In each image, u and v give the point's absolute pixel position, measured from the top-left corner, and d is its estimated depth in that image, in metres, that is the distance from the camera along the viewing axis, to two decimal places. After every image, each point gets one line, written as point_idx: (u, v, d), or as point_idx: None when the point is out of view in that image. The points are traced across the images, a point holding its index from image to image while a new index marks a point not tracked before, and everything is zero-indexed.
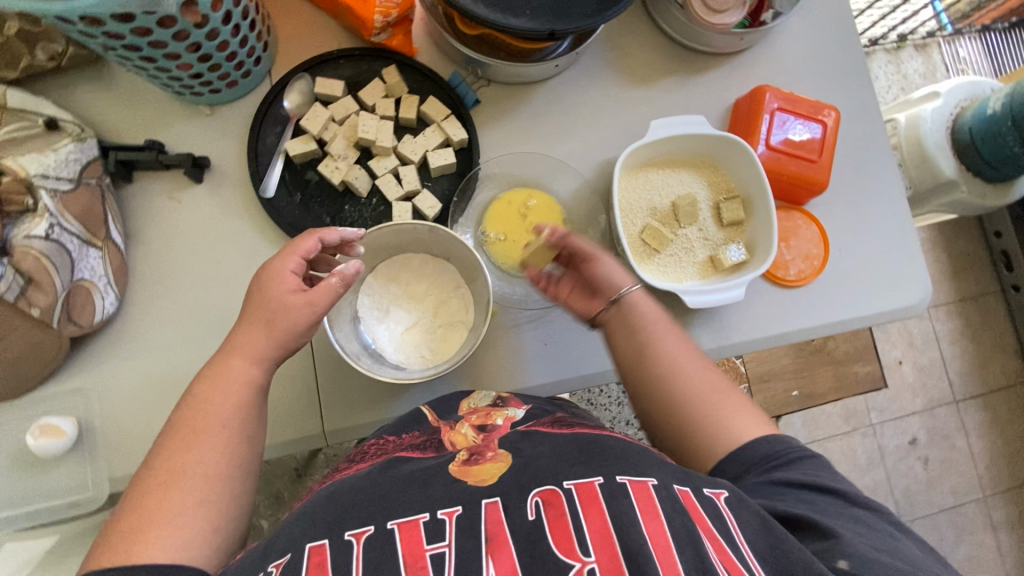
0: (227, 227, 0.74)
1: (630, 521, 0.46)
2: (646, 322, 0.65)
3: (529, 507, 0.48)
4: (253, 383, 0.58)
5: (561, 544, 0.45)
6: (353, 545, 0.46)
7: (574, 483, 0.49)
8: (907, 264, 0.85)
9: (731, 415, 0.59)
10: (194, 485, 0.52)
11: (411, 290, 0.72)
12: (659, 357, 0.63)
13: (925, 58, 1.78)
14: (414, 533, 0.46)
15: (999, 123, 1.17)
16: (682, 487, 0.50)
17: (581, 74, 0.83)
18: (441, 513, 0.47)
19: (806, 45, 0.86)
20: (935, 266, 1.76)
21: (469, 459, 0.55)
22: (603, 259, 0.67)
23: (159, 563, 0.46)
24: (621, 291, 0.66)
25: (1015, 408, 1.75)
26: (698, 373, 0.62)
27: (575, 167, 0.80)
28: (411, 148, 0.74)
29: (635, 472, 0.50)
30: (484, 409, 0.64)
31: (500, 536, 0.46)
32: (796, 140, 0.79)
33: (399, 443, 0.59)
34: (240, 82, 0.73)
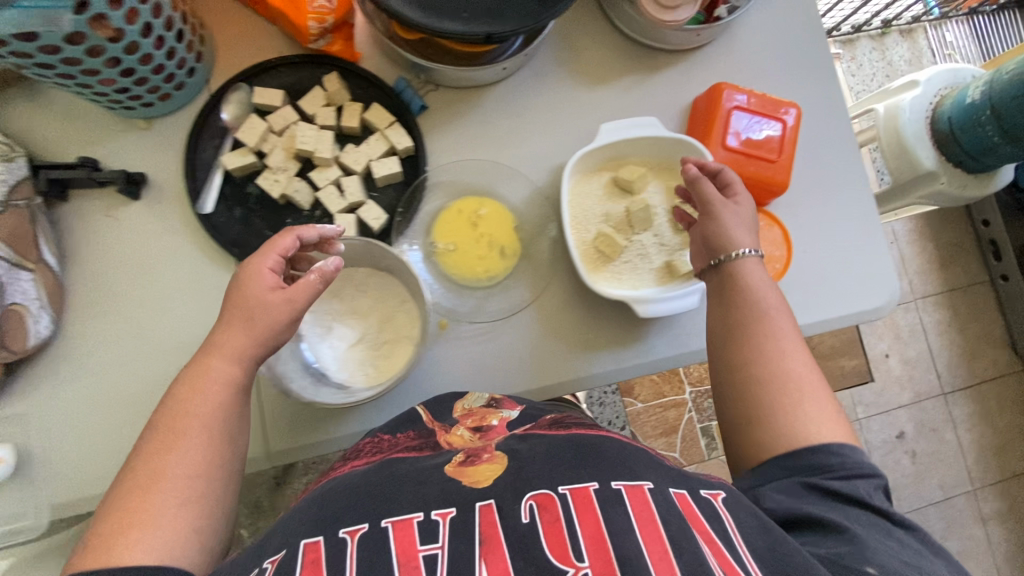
0: (166, 244, 0.71)
1: (619, 523, 0.47)
2: (762, 296, 0.64)
3: (523, 509, 0.49)
4: (233, 384, 0.57)
5: (555, 548, 0.46)
6: (347, 543, 0.47)
7: (569, 487, 0.50)
8: (873, 264, 0.83)
9: (817, 410, 0.57)
10: (175, 486, 0.51)
11: (355, 306, 0.70)
12: (756, 330, 0.62)
13: (912, 43, 1.74)
14: (408, 532, 0.47)
15: (978, 112, 1.13)
16: (676, 489, 0.51)
17: (533, 75, 0.80)
18: (435, 513, 0.48)
19: (767, 40, 0.83)
20: (922, 257, 1.73)
21: (465, 461, 0.55)
22: (726, 212, 0.67)
23: (141, 565, 0.46)
24: (730, 254, 0.66)
25: (1006, 399, 1.72)
26: (791, 352, 0.60)
27: (528, 173, 0.78)
28: (354, 158, 0.72)
29: (627, 477, 0.52)
30: (479, 412, 0.64)
31: (494, 538, 0.47)
32: (754, 140, 0.76)
33: (400, 445, 0.60)
34: (173, 95, 0.70)
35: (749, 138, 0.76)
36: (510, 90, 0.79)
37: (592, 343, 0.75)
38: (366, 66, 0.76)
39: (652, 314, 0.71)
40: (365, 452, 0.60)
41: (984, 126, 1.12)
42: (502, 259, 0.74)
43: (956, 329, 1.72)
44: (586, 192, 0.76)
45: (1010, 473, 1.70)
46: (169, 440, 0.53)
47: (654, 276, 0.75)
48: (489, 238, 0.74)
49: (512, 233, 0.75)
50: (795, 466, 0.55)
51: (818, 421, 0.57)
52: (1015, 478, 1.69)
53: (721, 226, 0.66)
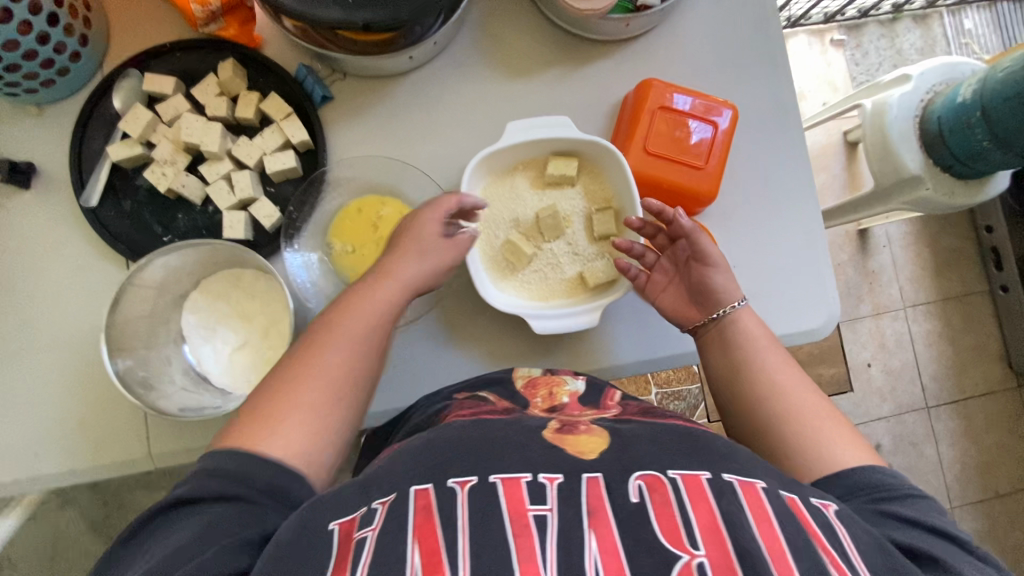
0: (55, 236, 0.69)
1: (737, 516, 0.42)
2: (755, 340, 0.62)
3: (631, 489, 0.44)
4: (393, 309, 0.60)
5: (669, 534, 0.42)
6: (457, 492, 0.44)
7: (680, 473, 0.46)
8: (810, 285, 0.76)
9: (832, 438, 0.54)
10: (325, 386, 0.54)
11: (240, 309, 0.67)
12: (752, 374, 0.60)
13: (925, 30, 1.52)
14: (518, 491, 0.44)
15: (968, 113, 1.00)
16: (788, 492, 0.45)
17: (449, 65, 0.74)
18: (543, 476, 0.45)
19: (710, 33, 0.76)
20: (917, 264, 1.61)
21: (561, 429, 0.52)
22: (717, 266, 0.64)
23: (270, 456, 0.48)
24: (725, 308, 0.63)
25: (997, 415, 1.60)
26: (795, 390, 0.58)
27: (437, 173, 0.73)
28: (247, 152, 0.69)
29: (742, 472, 0.46)
30: (547, 380, 0.65)
31: (602, 511, 0.43)
32: (679, 144, 0.70)
33: (484, 406, 0.58)
34: (57, 81, 0.67)
35: (673, 143, 0.70)
36: (423, 80, 0.74)
37: (494, 355, 0.71)
38: (268, 52, 0.71)
39: (549, 331, 0.66)
40: (454, 411, 0.58)
41: (975, 129, 0.99)
42: None
43: (946, 339, 1.60)
44: (496, 196, 0.71)
45: (996, 491, 1.57)
46: (337, 327, 0.57)
47: (563, 287, 0.71)
48: None
49: None
50: (846, 485, 0.50)
51: (844, 445, 0.53)
52: (999, 498, 1.56)
53: (718, 278, 0.64)
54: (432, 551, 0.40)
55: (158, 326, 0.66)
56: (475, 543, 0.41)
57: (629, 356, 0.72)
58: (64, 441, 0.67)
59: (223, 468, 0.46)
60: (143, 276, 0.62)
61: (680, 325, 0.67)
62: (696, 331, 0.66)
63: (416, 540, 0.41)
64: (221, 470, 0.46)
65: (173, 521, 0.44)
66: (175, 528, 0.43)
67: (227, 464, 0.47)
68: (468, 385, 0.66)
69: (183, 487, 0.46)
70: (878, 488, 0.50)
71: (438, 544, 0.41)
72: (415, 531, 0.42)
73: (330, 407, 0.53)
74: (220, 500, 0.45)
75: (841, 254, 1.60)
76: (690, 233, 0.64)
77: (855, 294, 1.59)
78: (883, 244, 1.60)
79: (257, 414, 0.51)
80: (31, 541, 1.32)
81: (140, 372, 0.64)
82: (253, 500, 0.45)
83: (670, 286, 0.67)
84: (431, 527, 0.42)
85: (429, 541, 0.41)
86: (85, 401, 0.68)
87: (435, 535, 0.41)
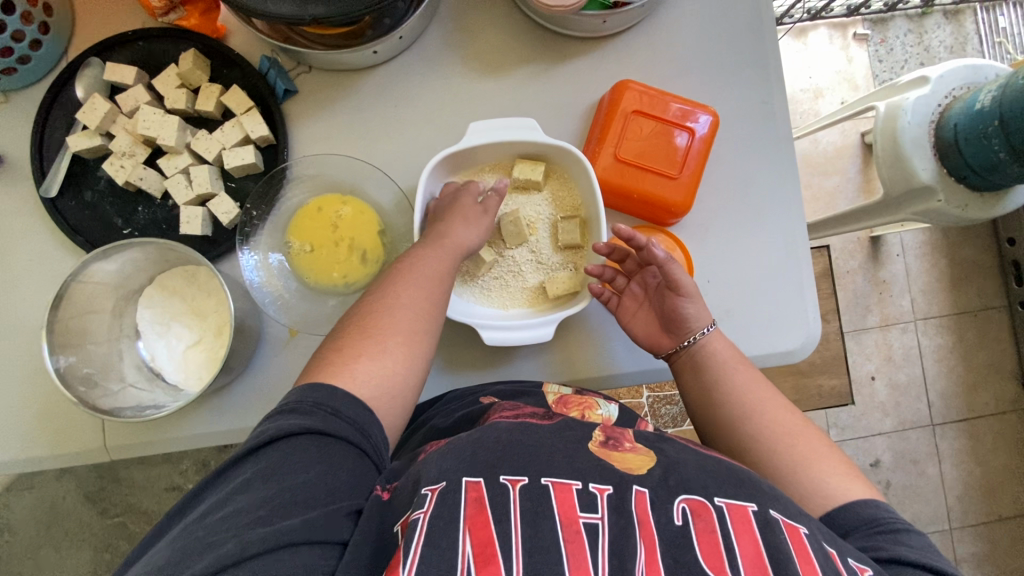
0: (18, 222, 0.70)
1: (781, 550, 0.42)
2: (723, 363, 0.60)
3: (676, 510, 0.45)
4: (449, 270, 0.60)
5: (710, 559, 0.42)
6: (509, 490, 0.44)
7: (727, 501, 0.45)
8: (791, 305, 0.71)
9: (815, 463, 0.52)
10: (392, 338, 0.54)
11: (194, 306, 0.67)
12: (723, 402, 0.58)
13: (957, 27, 1.32)
14: (569, 497, 0.44)
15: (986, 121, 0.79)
16: (829, 545, 0.44)
17: (418, 60, 0.71)
18: (593, 486, 0.45)
19: (696, 32, 0.71)
20: (932, 275, 1.33)
21: (606, 442, 0.50)
22: (688, 294, 0.61)
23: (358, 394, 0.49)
24: (695, 335, 0.61)
25: (1008, 438, 1.33)
26: (768, 412, 0.56)
27: (401, 172, 0.71)
28: (205, 146, 0.67)
29: (788, 511, 0.45)
30: (579, 400, 0.62)
31: (648, 530, 0.44)
32: (650, 151, 0.68)
33: (523, 409, 0.57)
34: (20, 68, 0.67)
35: (645, 150, 0.68)
36: (391, 75, 0.71)
37: (453, 363, 0.70)
38: (233, 43, 0.70)
39: (503, 344, 0.63)
40: (493, 412, 0.57)
41: (992, 139, 0.78)
42: (364, 266, 0.67)
43: (957, 356, 1.33)
44: None
45: (997, 516, 1.31)
46: (405, 278, 0.57)
47: (524, 296, 0.68)
48: (349, 241, 0.66)
49: (375, 236, 0.67)
50: (839, 521, 0.48)
51: (821, 462, 0.52)
52: (1002, 523, 1.31)
53: (690, 307, 0.60)
54: (486, 543, 0.41)
55: (114, 319, 0.66)
56: (526, 540, 0.42)
57: (612, 368, 0.70)
58: (22, 428, 0.68)
59: (347, 414, 0.47)
60: (91, 273, 0.61)
61: (653, 351, 0.65)
62: (670, 357, 0.63)
63: (469, 530, 0.42)
64: (342, 413, 0.47)
65: (308, 454, 0.44)
66: (293, 458, 0.44)
67: (333, 401, 0.48)
68: (500, 389, 0.63)
69: (314, 418, 0.46)
70: (875, 524, 0.47)
71: (492, 536, 0.42)
72: (466, 522, 0.42)
73: (406, 364, 0.54)
74: (343, 441, 0.46)
75: (850, 261, 1.32)
76: (661, 263, 0.60)
77: (863, 304, 1.32)
78: (895, 254, 1.33)
79: (347, 348, 0.53)
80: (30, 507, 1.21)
81: (85, 369, 0.63)
82: (350, 442, 0.46)
83: (641, 311, 0.65)
84: (484, 519, 0.43)
85: (482, 533, 0.42)
86: (42, 389, 0.68)
87: (488, 527, 0.42)
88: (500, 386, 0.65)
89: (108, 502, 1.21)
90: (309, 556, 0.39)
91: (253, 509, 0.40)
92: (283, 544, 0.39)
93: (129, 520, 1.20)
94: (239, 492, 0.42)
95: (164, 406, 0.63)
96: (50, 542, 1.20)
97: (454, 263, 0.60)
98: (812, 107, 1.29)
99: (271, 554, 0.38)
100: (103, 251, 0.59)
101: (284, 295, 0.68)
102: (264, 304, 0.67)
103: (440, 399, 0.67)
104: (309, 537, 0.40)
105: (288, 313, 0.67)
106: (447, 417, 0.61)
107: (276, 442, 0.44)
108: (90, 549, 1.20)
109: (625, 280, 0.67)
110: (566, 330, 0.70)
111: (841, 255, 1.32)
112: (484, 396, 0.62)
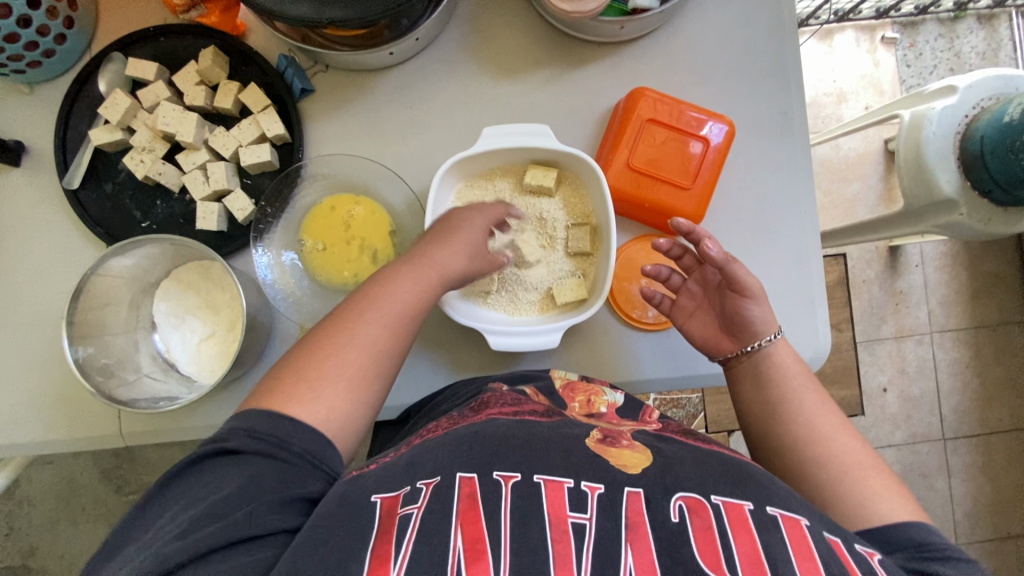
0: (40, 212, 0.71)
1: (778, 549, 0.42)
2: (791, 379, 0.58)
3: (672, 508, 0.44)
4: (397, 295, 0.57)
5: (706, 557, 0.42)
6: (502, 487, 0.45)
7: (724, 498, 0.45)
8: (803, 319, 0.70)
9: (877, 490, 0.50)
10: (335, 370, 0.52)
11: (208, 300, 0.68)
12: (789, 419, 0.56)
13: (990, 32, 1.27)
14: (560, 496, 0.45)
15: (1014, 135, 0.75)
16: (831, 533, 0.44)
17: (433, 61, 0.71)
18: (585, 484, 0.46)
19: (715, 40, 0.70)
20: (951, 286, 1.30)
21: (604, 439, 0.52)
22: (754, 300, 0.59)
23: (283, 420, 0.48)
24: (761, 341, 0.59)
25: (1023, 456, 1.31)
26: (837, 436, 0.54)
27: (413, 173, 0.71)
28: (222, 142, 0.68)
29: (788, 504, 0.45)
30: (586, 386, 0.63)
31: (641, 527, 0.43)
32: (664, 160, 0.67)
33: (524, 404, 0.57)
34: (44, 63, 0.68)
35: (658, 158, 0.68)
36: (407, 76, 0.71)
37: (458, 363, 0.71)
38: (252, 41, 0.71)
39: (508, 349, 0.64)
40: (492, 403, 0.56)
41: (1018, 153, 0.75)
42: (375, 265, 0.67)
43: (973, 371, 1.30)
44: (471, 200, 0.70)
45: (1004, 534, 1.29)
46: (358, 303, 0.55)
47: (533, 302, 0.69)
48: (360, 241, 0.67)
49: (386, 237, 0.68)
50: (892, 540, 0.47)
51: (892, 501, 0.50)
52: (1010, 540, 1.29)
53: (755, 311, 0.59)
54: (476, 539, 0.42)
55: (131, 310, 0.68)
56: (515, 541, 0.42)
57: (617, 375, 0.70)
58: (41, 412, 0.70)
59: (262, 428, 0.47)
60: (110, 266, 0.63)
61: (710, 354, 0.64)
62: (727, 362, 0.62)
63: (458, 526, 0.43)
64: (256, 431, 0.46)
65: (225, 472, 0.44)
66: (212, 478, 0.44)
67: (249, 423, 0.47)
68: (505, 377, 0.65)
69: (231, 441, 0.46)
70: (925, 548, 0.46)
71: (482, 531, 0.42)
72: (458, 517, 0.43)
73: (378, 369, 0.54)
74: (264, 455, 0.45)
75: (867, 270, 1.30)
76: (723, 263, 0.59)
77: (878, 314, 1.30)
78: (914, 263, 1.30)
79: (298, 378, 0.50)
80: (47, 482, 1.24)
81: (102, 360, 0.65)
82: (273, 454, 0.46)
83: (698, 312, 0.64)
84: (475, 515, 0.43)
85: (472, 529, 0.43)
86: (61, 375, 0.70)
87: (479, 523, 0.43)
88: (505, 377, 0.65)
89: (124, 480, 1.24)
90: (239, 558, 0.40)
91: (176, 528, 0.41)
92: (208, 551, 0.40)
93: (143, 498, 1.24)
94: (170, 517, 0.43)
95: (178, 397, 0.65)
96: (68, 517, 1.24)
97: (433, 292, 0.58)
98: (835, 112, 1.26)
99: (194, 564, 0.39)
100: (124, 245, 0.61)
101: (295, 293, 0.69)
102: (276, 301, 0.68)
103: (442, 390, 0.68)
104: (234, 539, 0.41)
105: (299, 311, 0.68)
106: (452, 403, 0.62)
107: (202, 464, 0.45)
108: (106, 524, 1.24)
109: (682, 279, 0.66)
110: (573, 337, 0.71)
111: (859, 262, 1.30)
112: (492, 382, 0.64)
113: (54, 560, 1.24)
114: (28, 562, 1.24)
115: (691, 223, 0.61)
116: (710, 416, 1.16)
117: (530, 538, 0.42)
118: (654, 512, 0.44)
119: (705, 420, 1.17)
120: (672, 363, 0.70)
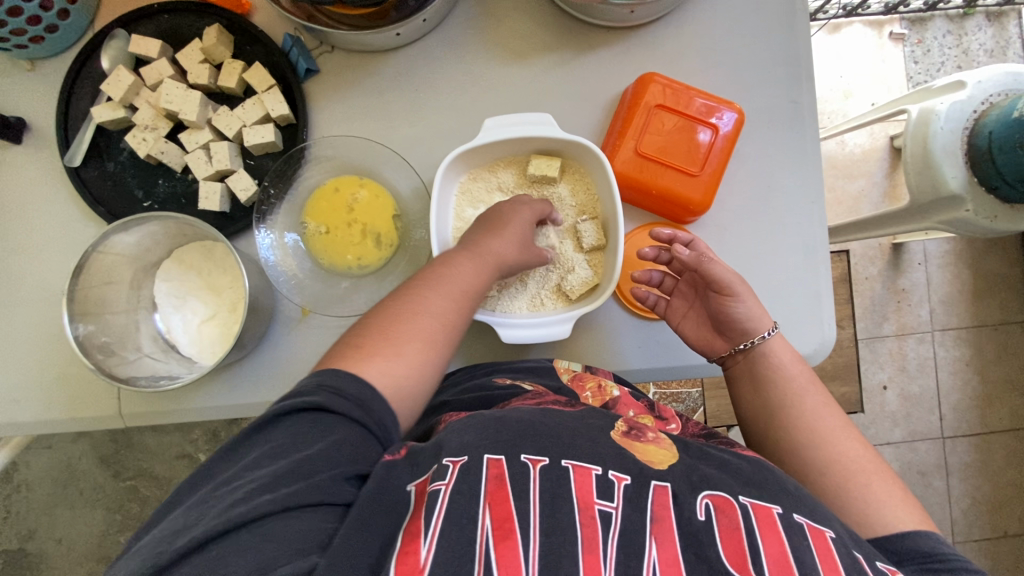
0: (42, 190, 0.71)
1: (804, 557, 0.41)
2: (792, 381, 0.58)
3: (698, 506, 0.44)
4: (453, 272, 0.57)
5: (732, 558, 0.41)
6: (529, 470, 0.44)
7: (751, 500, 0.45)
8: (810, 310, 0.69)
9: (885, 497, 0.50)
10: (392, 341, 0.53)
11: (208, 282, 0.68)
12: (790, 423, 0.55)
13: (998, 30, 1.26)
14: (587, 483, 0.44)
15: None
16: (858, 550, 0.43)
17: (441, 44, 0.70)
18: (612, 473, 0.45)
19: (726, 28, 0.70)
20: (955, 285, 1.29)
21: (629, 432, 0.51)
22: (741, 295, 0.59)
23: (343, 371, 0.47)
24: (753, 339, 0.59)
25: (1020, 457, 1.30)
26: (838, 440, 0.54)
27: (419, 156, 0.71)
28: (225, 122, 0.67)
29: (814, 513, 0.44)
30: (594, 377, 0.62)
31: (666, 522, 0.43)
32: (672, 147, 0.67)
33: (547, 397, 0.57)
34: (46, 38, 0.67)
35: (666, 145, 0.67)
36: (413, 59, 0.70)
37: (463, 350, 0.71)
38: (258, 19, 0.70)
39: (515, 340, 0.63)
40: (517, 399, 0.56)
41: None
42: (378, 249, 0.67)
43: (973, 371, 1.30)
44: (475, 191, 0.70)
45: (1000, 533, 1.29)
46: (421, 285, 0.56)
47: (543, 295, 0.68)
48: (363, 225, 0.66)
49: (390, 220, 0.67)
50: (898, 549, 0.47)
51: (893, 507, 0.50)
52: (1006, 539, 1.29)
53: (741, 308, 0.59)
54: (504, 518, 0.42)
55: (132, 290, 0.68)
56: (545, 521, 0.42)
57: (622, 364, 0.70)
58: (42, 392, 0.70)
59: (349, 391, 0.46)
60: (111, 244, 0.62)
61: (705, 354, 0.64)
62: (723, 361, 0.63)
63: (488, 505, 0.42)
64: (343, 391, 0.46)
65: (309, 432, 0.43)
66: (291, 436, 0.43)
67: (337, 380, 0.46)
68: (512, 371, 0.63)
69: (318, 396, 0.45)
70: (929, 556, 0.46)
71: (511, 511, 0.42)
72: (487, 497, 0.43)
73: (427, 374, 0.53)
74: (346, 419, 0.45)
75: (870, 267, 1.30)
76: (697, 264, 0.59)
77: (880, 312, 1.29)
78: (917, 261, 1.29)
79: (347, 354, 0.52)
80: (44, 467, 1.24)
81: (102, 338, 0.64)
82: (354, 419, 0.45)
83: (690, 313, 0.64)
84: (503, 495, 0.43)
85: (501, 508, 0.42)
86: (63, 355, 0.70)
87: (508, 503, 0.43)
88: (511, 366, 0.64)
89: (121, 465, 1.24)
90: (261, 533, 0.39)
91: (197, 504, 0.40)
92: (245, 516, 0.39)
93: (140, 484, 1.24)
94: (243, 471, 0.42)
95: (178, 377, 0.65)
96: (65, 501, 1.24)
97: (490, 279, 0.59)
98: (840, 108, 1.25)
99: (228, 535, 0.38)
100: (124, 223, 0.60)
101: (297, 274, 0.68)
102: (279, 282, 0.67)
103: (453, 372, 0.68)
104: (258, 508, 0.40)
105: (301, 295, 0.68)
106: (458, 394, 0.62)
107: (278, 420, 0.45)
108: (103, 509, 1.23)
109: (673, 280, 0.66)
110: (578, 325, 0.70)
111: (862, 259, 1.30)
112: (501, 372, 0.63)
113: (51, 544, 1.24)
114: (25, 546, 1.24)
115: (671, 229, 0.63)
116: (711, 411, 1.16)
117: (553, 519, 0.42)
118: (679, 507, 0.44)
119: (705, 414, 1.16)
120: (675, 350, 0.70)
